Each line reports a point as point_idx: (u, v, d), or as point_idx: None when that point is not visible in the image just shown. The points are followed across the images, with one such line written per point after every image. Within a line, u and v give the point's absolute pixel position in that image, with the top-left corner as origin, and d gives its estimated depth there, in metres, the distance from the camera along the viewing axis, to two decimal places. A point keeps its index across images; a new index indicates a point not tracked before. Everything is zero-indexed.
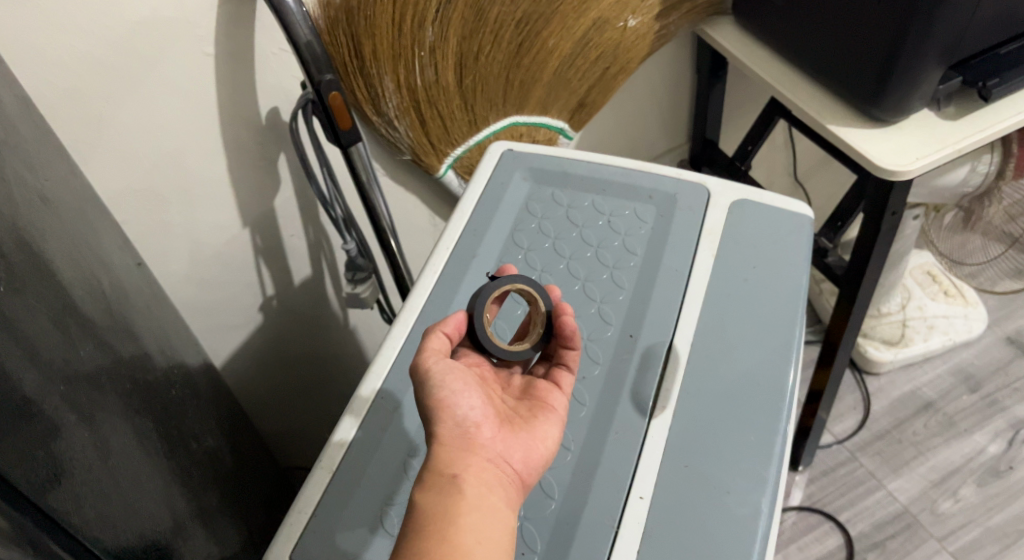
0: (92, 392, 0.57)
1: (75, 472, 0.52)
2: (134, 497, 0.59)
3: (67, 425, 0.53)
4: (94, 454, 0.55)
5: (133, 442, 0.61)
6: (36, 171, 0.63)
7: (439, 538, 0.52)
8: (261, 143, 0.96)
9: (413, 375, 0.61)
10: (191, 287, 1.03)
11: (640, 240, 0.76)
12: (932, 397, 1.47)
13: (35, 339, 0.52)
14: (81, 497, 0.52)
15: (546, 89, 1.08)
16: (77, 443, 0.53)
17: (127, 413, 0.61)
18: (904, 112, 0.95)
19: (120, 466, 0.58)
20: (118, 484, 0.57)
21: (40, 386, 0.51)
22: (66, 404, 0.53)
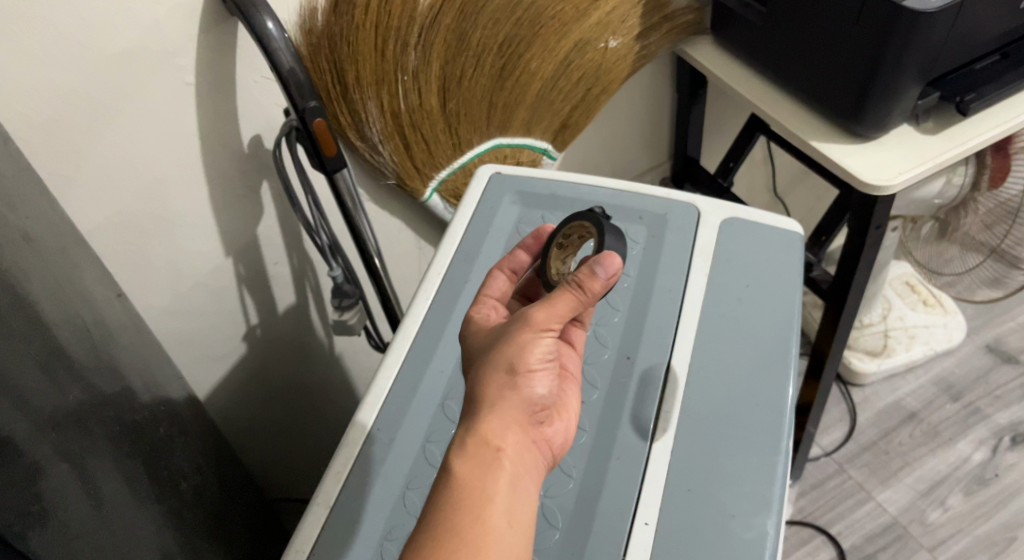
0: (80, 436, 0.55)
1: (66, 523, 0.50)
2: (125, 544, 0.57)
3: (58, 473, 0.51)
4: (86, 502, 0.53)
5: (124, 485, 0.59)
6: (17, 209, 0.61)
7: (471, 519, 0.50)
8: (243, 171, 0.95)
9: (519, 331, 0.56)
10: (173, 319, 1.01)
11: (633, 262, 0.76)
12: (916, 407, 1.48)
13: (21, 385, 0.50)
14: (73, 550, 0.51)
15: (529, 111, 1.08)
16: (71, 494, 0.52)
17: (117, 455, 0.59)
18: (885, 127, 0.96)
19: (113, 514, 0.56)
20: (109, 529, 0.55)
21: (30, 437, 0.49)
22: (57, 452, 0.51)
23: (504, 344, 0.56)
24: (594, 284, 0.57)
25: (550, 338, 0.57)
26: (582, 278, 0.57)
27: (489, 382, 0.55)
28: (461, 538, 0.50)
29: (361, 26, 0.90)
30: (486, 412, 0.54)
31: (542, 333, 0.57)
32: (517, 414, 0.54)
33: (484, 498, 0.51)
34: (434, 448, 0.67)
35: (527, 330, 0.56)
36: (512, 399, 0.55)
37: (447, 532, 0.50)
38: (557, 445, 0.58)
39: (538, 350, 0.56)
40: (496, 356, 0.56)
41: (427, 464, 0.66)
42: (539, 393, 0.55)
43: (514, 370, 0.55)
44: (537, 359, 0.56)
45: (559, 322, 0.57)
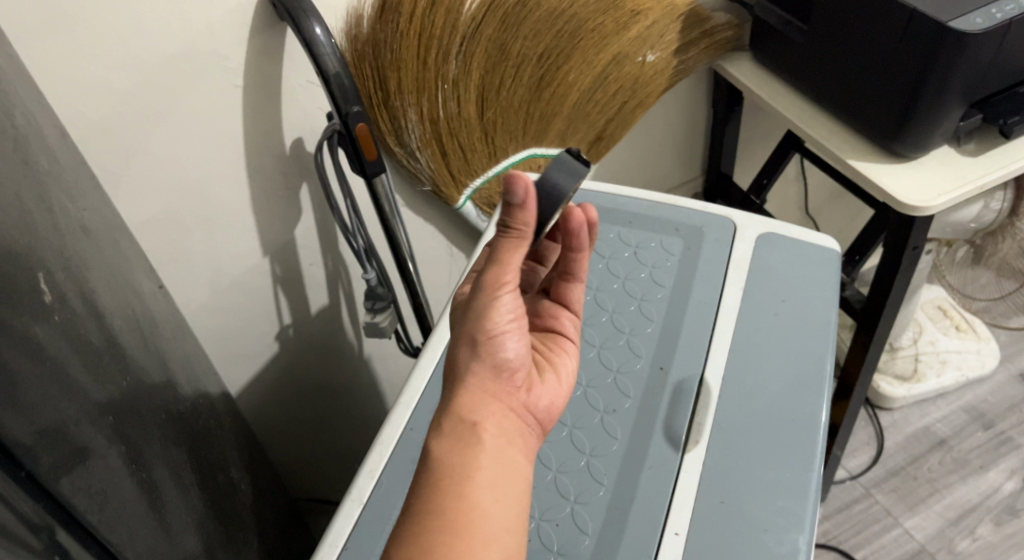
0: (132, 423, 0.56)
1: (124, 505, 0.51)
2: (175, 530, 0.58)
3: (116, 456, 0.52)
4: (140, 487, 0.54)
5: (170, 472, 0.60)
6: (75, 201, 0.63)
7: (456, 494, 0.51)
8: (285, 173, 0.96)
9: (472, 298, 0.56)
10: (210, 316, 1.03)
11: (668, 273, 0.76)
12: (946, 434, 1.47)
13: (83, 372, 0.51)
14: (132, 529, 0.51)
15: (565, 122, 1.09)
16: (127, 479, 0.52)
17: (164, 443, 0.61)
18: (925, 147, 0.95)
19: (165, 501, 0.57)
20: (161, 515, 0.56)
21: (91, 425, 0.50)
22: (114, 436, 0.53)
23: (466, 317, 0.56)
24: (517, 213, 0.53)
25: (509, 294, 0.55)
26: (506, 219, 0.53)
27: (455, 360, 0.56)
28: (446, 517, 0.50)
29: (406, 33, 0.91)
30: (457, 389, 0.56)
31: (499, 292, 0.55)
32: (485, 385, 0.55)
33: (467, 476, 0.52)
34: None
35: (482, 294, 0.55)
36: (480, 369, 0.56)
37: (433, 517, 0.50)
38: (544, 407, 0.60)
39: (497, 312, 0.55)
40: (460, 331, 0.57)
41: None
42: (507, 356, 0.56)
43: (477, 340, 0.55)
44: (497, 322, 0.55)
45: (513, 274, 0.55)
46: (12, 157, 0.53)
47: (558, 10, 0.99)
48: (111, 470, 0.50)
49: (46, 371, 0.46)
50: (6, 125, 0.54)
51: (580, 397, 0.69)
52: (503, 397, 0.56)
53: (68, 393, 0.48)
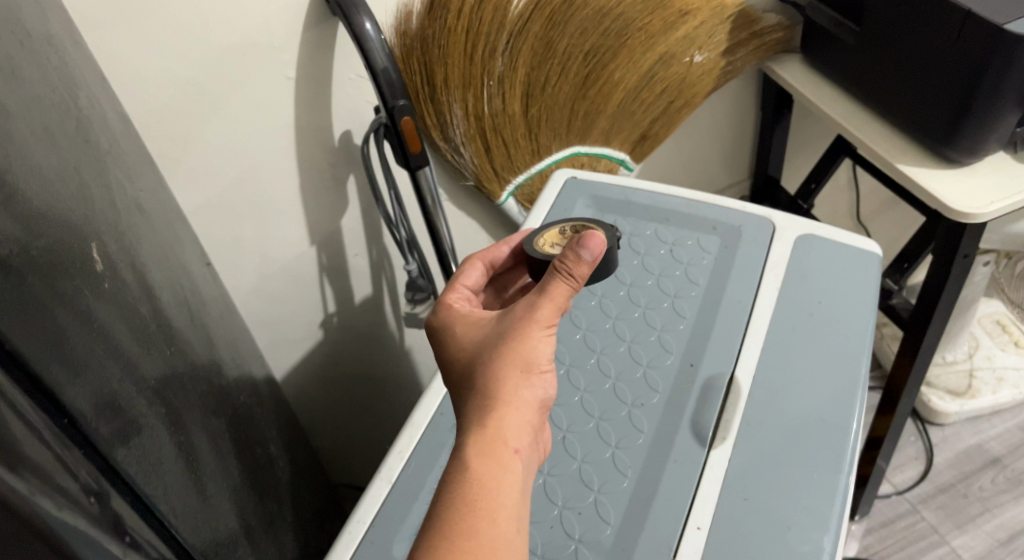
0: (176, 391, 0.60)
1: (161, 463, 0.53)
2: (212, 495, 0.60)
3: (157, 418, 0.54)
4: (178, 448, 0.56)
5: (208, 440, 0.63)
6: (132, 181, 0.66)
7: (488, 517, 0.50)
8: (333, 164, 0.99)
9: (517, 328, 0.56)
10: (258, 300, 1.07)
11: (703, 271, 0.76)
12: (1000, 452, 1.48)
13: (132, 335, 0.54)
14: (168, 485, 0.53)
15: (609, 121, 1.10)
16: (166, 441, 0.55)
17: (204, 413, 0.64)
18: (979, 153, 0.93)
19: (203, 465, 0.60)
20: (197, 477, 0.58)
21: (136, 390, 0.53)
22: (156, 400, 0.55)
23: (514, 342, 0.56)
24: (585, 269, 0.56)
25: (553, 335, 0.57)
26: (570, 264, 0.56)
27: (504, 381, 0.54)
28: (475, 540, 0.49)
29: (453, 29, 0.93)
30: (503, 411, 0.53)
31: (548, 331, 0.56)
32: (531, 416, 0.54)
33: (495, 497, 0.51)
34: None
35: (535, 326, 0.56)
36: (527, 398, 0.54)
37: (463, 537, 0.49)
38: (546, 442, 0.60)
39: (548, 350, 0.56)
40: (509, 354, 0.55)
41: None
42: (546, 393, 0.56)
43: (529, 369, 0.55)
44: (546, 357, 0.56)
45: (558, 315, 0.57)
46: (72, 133, 0.56)
47: (606, 9, 0.99)
48: (153, 434, 0.53)
49: (94, 335, 0.49)
50: (69, 104, 0.58)
51: (608, 390, 0.69)
52: (536, 428, 0.55)
53: (115, 357, 0.51)
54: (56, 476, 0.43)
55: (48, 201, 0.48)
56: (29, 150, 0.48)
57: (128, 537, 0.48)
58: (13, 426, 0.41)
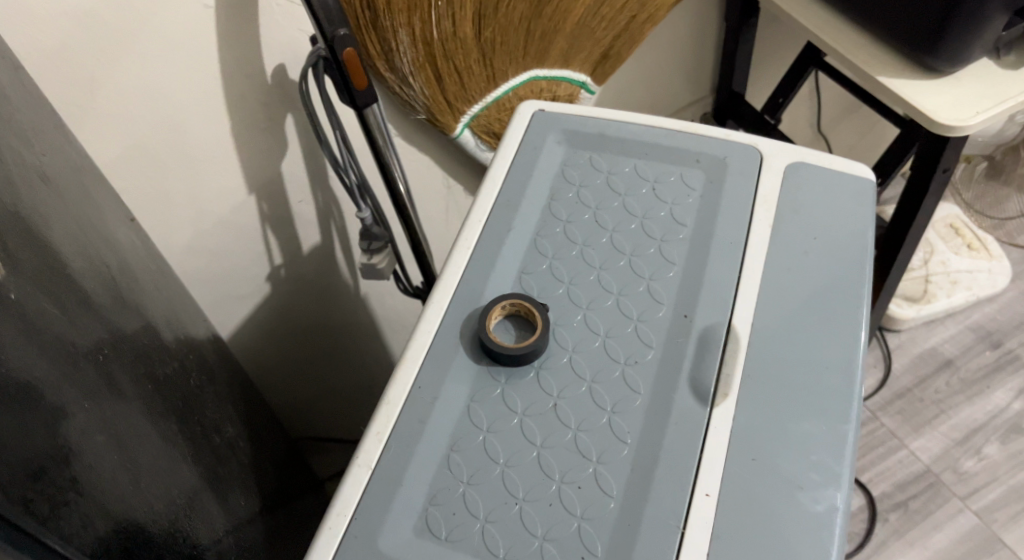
0: (113, 398, 0.52)
1: (98, 497, 0.47)
2: (160, 484, 0.55)
3: (90, 442, 0.48)
4: (119, 468, 0.50)
5: (159, 446, 0.57)
6: (34, 146, 0.56)
7: None
8: (267, 103, 0.89)
9: None
10: (195, 258, 0.97)
11: (689, 210, 0.71)
12: (953, 354, 1.58)
13: (48, 344, 0.46)
14: (96, 489, 0.47)
15: (568, 40, 1.01)
16: (106, 466, 0.49)
17: (151, 416, 0.57)
18: (963, 62, 0.88)
19: (151, 472, 0.54)
20: (141, 468, 0.53)
21: (63, 384, 0.47)
22: (90, 392, 0.49)
23: None
24: None
25: None
26: None
27: None
28: None
29: None
30: None
31: None
32: None
33: None
34: (478, 408, 0.61)
35: None
36: None
37: None
38: None
39: None
40: None
41: (473, 426, 0.60)
42: None
43: None
44: None
45: None
46: None
47: None
48: (79, 432, 0.47)
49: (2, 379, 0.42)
50: None
51: (599, 349, 0.64)
52: None
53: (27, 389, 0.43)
54: None
55: None
56: None
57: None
58: None
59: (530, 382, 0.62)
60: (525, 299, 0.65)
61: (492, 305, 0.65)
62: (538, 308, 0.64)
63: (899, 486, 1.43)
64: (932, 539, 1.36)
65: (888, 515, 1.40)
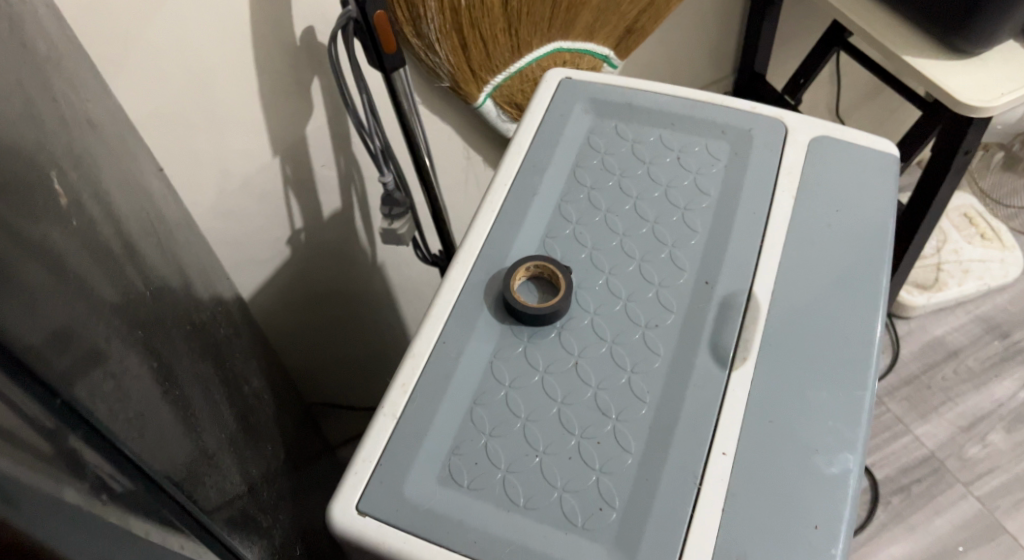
0: (166, 351, 0.51)
1: (161, 425, 0.46)
2: (212, 447, 0.53)
3: (146, 375, 0.47)
4: (173, 404, 0.49)
5: (206, 398, 0.56)
6: (79, 92, 0.57)
7: None
8: (295, 65, 0.90)
9: None
10: (219, 218, 0.99)
11: (713, 180, 0.71)
12: (962, 343, 1.59)
13: (109, 277, 0.46)
14: (164, 445, 0.45)
15: (594, 14, 1.02)
16: (168, 407, 0.48)
17: (197, 371, 0.56)
18: (989, 43, 0.88)
19: (202, 431, 0.52)
20: (194, 427, 0.51)
21: (120, 338, 0.45)
22: (142, 347, 0.47)
23: None
24: None
25: None
26: None
27: None
28: None
29: None
30: None
31: None
32: None
33: None
34: (501, 365, 0.63)
35: None
36: None
37: None
38: None
39: None
40: None
41: (496, 381, 0.62)
42: None
43: None
44: None
45: None
46: (7, 35, 0.45)
47: None
48: (139, 385, 0.45)
49: (70, 305, 0.40)
50: None
51: (620, 312, 0.65)
52: None
53: (93, 323, 0.42)
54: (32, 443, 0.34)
55: None
56: None
57: (146, 517, 0.41)
58: None
59: (552, 342, 0.64)
60: (550, 261, 0.66)
61: (517, 266, 0.66)
62: (562, 271, 0.65)
63: (902, 470, 1.44)
64: (933, 523, 1.38)
65: (890, 499, 1.41)
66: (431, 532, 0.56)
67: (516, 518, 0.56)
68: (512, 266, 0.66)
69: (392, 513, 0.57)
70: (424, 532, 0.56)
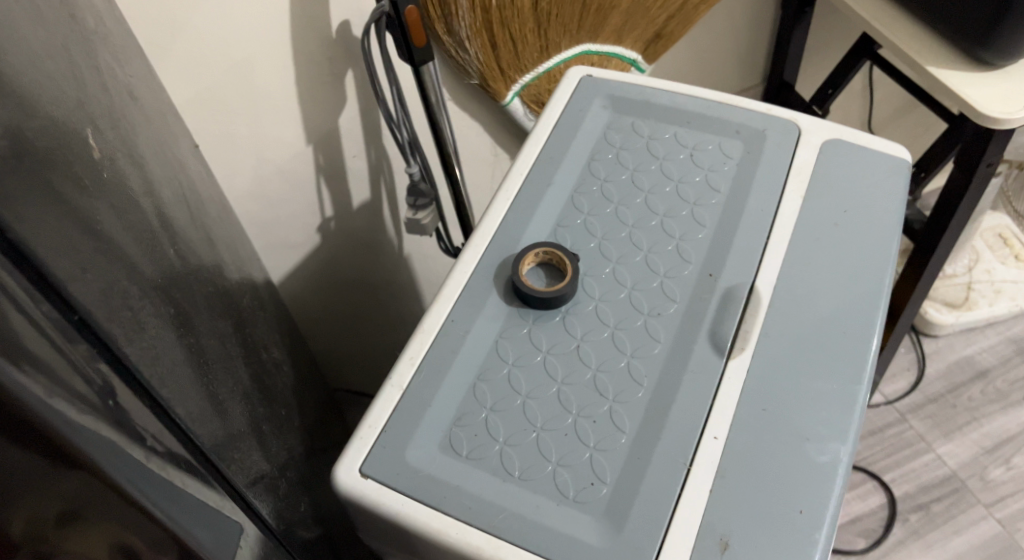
0: (189, 309, 0.55)
1: (174, 367, 0.48)
2: (227, 403, 0.56)
3: (166, 322, 0.49)
4: (189, 352, 0.52)
5: (224, 357, 0.59)
6: (124, 68, 0.61)
7: None
8: (331, 57, 0.94)
9: None
10: (254, 202, 1.03)
11: (723, 177, 0.73)
12: (990, 364, 1.57)
13: (135, 228, 0.49)
14: (185, 392, 0.48)
15: (623, 18, 1.04)
16: (189, 359, 0.51)
17: (216, 332, 0.59)
18: (1014, 56, 0.89)
19: (218, 385, 0.55)
20: (211, 382, 0.54)
21: (146, 286, 0.48)
22: (166, 302, 0.51)
23: None
24: None
25: None
26: None
27: None
28: None
29: None
30: None
31: None
32: None
33: None
34: (506, 344, 0.65)
35: None
36: None
37: None
38: None
39: None
40: None
41: (501, 360, 0.64)
42: None
43: None
44: None
45: None
46: (58, 7, 0.49)
47: None
48: (163, 337, 0.48)
49: (100, 245, 0.43)
50: None
51: (624, 299, 0.67)
52: None
53: (119, 265, 0.45)
54: (68, 378, 0.37)
55: (37, 78, 0.42)
56: (21, 28, 0.42)
57: (153, 449, 0.42)
58: (15, 323, 0.35)
59: (557, 325, 0.66)
60: (559, 248, 0.68)
61: (527, 252, 0.68)
62: (571, 258, 0.68)
63: (922, 488, 1.42)
64: (951, 542, 1.36)
65: (908, 516, 1.40)
66: (429, 497, 0.59)
67: (510, 487, 0.58)
68: (522, 252, 0.68)
69: (393, 476, 0.60)
70: (422, 495, 0.59)
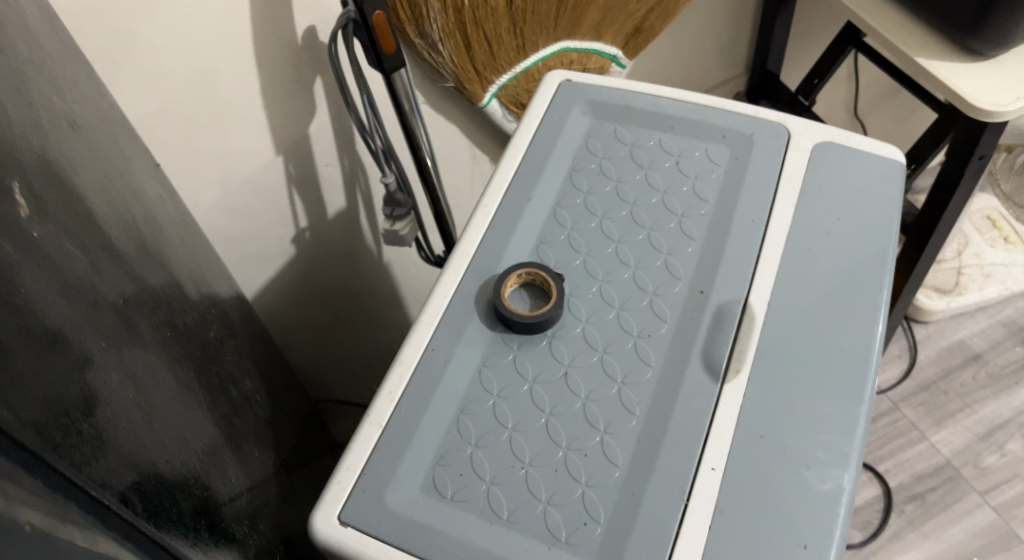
0: (139, 358, 0.51)
1: (112, 433, 0.45)
2: (182, 455, 0.53)
3: (106, 380, 0.46)
4: (134, 407, 0.48)
5: (183, 404, 0.56)
6: (63, 93, 0.56)
7: None
8: (297, 64, 0.90)
9: None
10: (224, 217, 0.99)
11: (711, 185, 0.70)
12: (981, 348, 1.55)
13: (71, 283, 0.45)
14: (123, 459, 0.44)
15: (601, 13, 1.00)
16: (133, 417, 0.48)
17: (172, 378, 0.56)
18: (1006, 45, 0.86)
19: (172, 439, 0.52)
20: (162, 437, 0.51)
21: (82, 343, 0.45)
22: (109, 357, 0.47)
23: None
24: None
25: None
26: None
27: None
28: None
29: None
30: None
31: None
32: None
33: None
34: (490, 374, 0.62)
35: None
36: None
37: None
38: None
39: None
40: None
41: (484, 390, 0.61)
42: None
43: None
44: None
45: None
46: None
47: None
48: (100, 398, 0.45)
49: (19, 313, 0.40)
50: None
51: (612, 321, 0.64)
52: None
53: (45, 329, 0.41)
54: None
55: None
56: None
57: (80, 526, 0.40)
58: None
59: (543, 350, 0.63)
60: (542, 268, 0.65)
61: (510, 272, 0.65)
62: (555, 279, 0.64)
63: (917, 478, 1.41)
64: (948, 532, 1.35)
65: (903, 506, 1.38)
66: (413, 544, 0.56)
67: (498, 530, 0.56)
68: (503, 276, 0.65)
69: (375, 523, 0.56)
70: (405, 543, 0.56)
